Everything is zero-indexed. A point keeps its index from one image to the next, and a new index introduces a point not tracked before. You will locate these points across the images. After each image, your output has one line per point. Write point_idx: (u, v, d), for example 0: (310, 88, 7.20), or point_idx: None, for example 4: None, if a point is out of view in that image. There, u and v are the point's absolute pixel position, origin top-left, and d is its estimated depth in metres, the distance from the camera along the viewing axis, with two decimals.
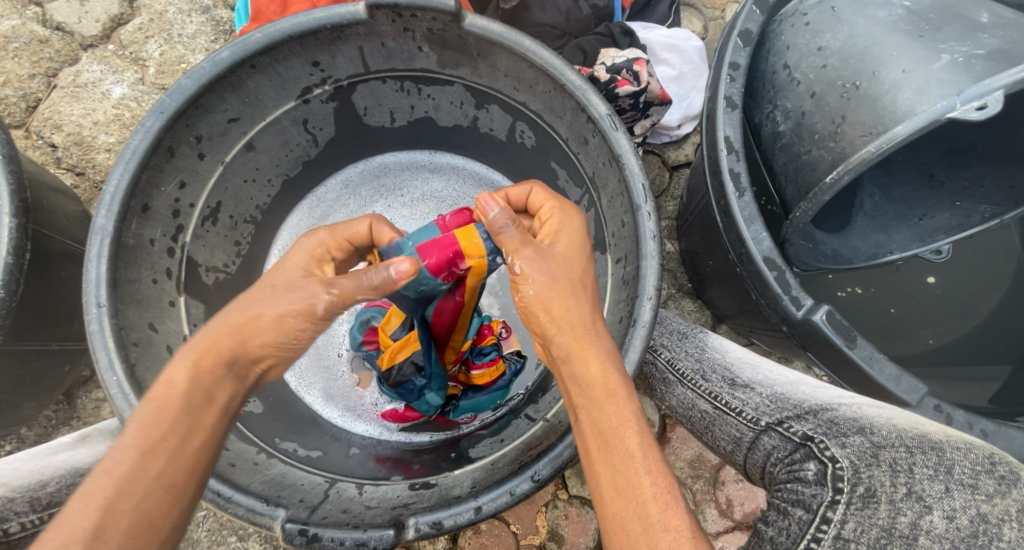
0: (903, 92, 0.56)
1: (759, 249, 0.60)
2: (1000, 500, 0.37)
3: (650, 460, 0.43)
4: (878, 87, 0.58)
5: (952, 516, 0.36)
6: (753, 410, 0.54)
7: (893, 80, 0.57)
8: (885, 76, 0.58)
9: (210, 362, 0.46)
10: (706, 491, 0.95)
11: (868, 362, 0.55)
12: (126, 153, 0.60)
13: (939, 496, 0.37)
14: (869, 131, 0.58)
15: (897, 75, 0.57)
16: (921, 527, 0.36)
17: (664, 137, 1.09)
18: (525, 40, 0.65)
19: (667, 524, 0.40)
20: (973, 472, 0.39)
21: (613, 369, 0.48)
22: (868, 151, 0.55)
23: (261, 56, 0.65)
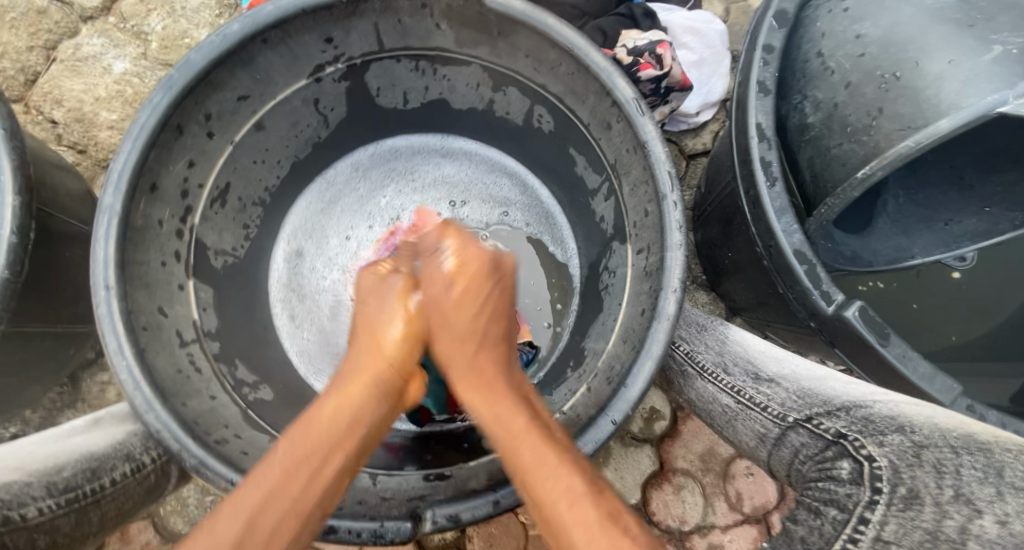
0: (951, 82, 0.54)
1: (789, 242, 0.58)
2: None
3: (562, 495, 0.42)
4: (919, 79, 0.55)
5: (1004, 521, 0.34)
6: (779, 406, 0.53)
7: (938, 71, 0.55)
8: (928, 68, 0.55)
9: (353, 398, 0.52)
10: (716, 484, 0.95)
11: (901, 361, 0.53)
12: (134, 130, 0.57)
13: (989, 500, 0.35)
14: (906, 125, 0.55)
15: (943, 66, 0.55)
16: (970, 530, 0.33)
17: (682, 124, 1.06)
18: (549, 19, 0.63)
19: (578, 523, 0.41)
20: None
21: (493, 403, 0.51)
22: (906, 145, 0.54)
23: (273, 31, 0.62)
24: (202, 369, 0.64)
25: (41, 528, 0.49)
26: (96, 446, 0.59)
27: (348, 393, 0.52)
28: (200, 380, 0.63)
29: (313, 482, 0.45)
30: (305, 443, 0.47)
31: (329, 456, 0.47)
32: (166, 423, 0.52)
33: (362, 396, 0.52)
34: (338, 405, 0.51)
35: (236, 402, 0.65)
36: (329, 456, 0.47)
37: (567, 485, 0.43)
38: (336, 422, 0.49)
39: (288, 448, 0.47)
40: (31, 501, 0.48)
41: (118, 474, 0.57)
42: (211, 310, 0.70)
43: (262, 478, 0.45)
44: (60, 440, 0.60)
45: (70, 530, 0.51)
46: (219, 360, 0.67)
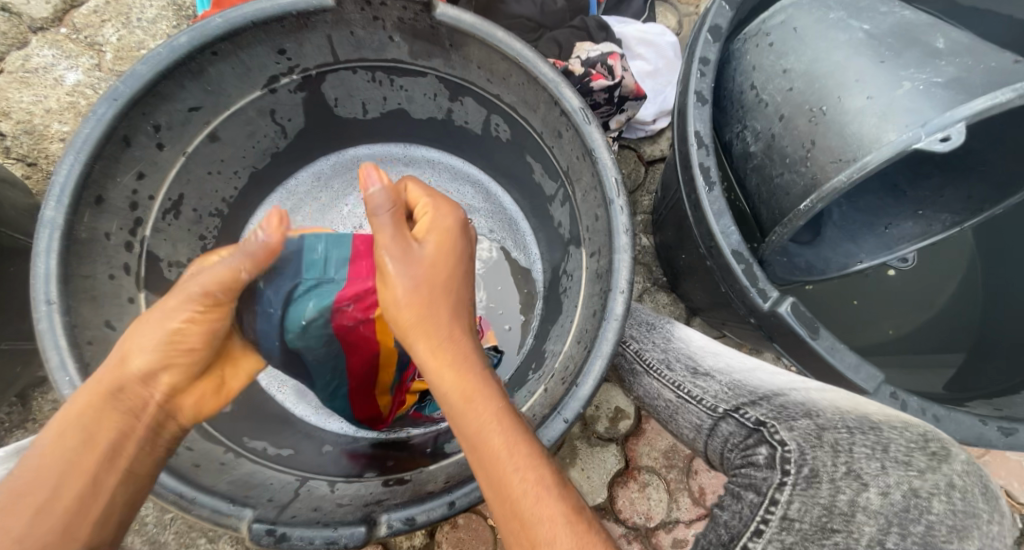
0: (868, 118, 0.56)
1: (728, 243, 0.61)
2: (930, 475, 0.37)
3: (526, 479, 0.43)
4: (843, 113, 0.58)
5: (887, 492, 0.36)
6: (712, 398, 0.55)
7: (858, 106, 0.57)
8: (849, 103, 0.58)
9: (92, 417, 0.46)
10: (680, 480, 0.97)
11: (830, 353, 0.56)
12: (76, 142, 0.57)
13: (875, 474, 0.37)
14: (839, 157, 0.57)
15: (863, 102, 0.57)
16: (860, 503, 0.36)
17: (640, 132, 1.10)
18: (498, 31, 0.64)
19: (544, 515, 0.41)
20: (906, 451, 0.39)
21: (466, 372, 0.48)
22: (839, 179, 0.56)
23: (222, 43, 0.63)
24: None
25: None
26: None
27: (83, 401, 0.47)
28: None
29: (44, 511, 0.42)
30: (23, 479, 0.42)
31: (63, 480, 0.43)
32: None
33: (92, 406, 0.46)
34: (62, 424, 0.45)
35: None
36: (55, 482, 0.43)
37: (535, 476, 0.43)
38: (61, 449, 0.44)
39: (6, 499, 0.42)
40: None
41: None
42: None
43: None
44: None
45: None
46: None
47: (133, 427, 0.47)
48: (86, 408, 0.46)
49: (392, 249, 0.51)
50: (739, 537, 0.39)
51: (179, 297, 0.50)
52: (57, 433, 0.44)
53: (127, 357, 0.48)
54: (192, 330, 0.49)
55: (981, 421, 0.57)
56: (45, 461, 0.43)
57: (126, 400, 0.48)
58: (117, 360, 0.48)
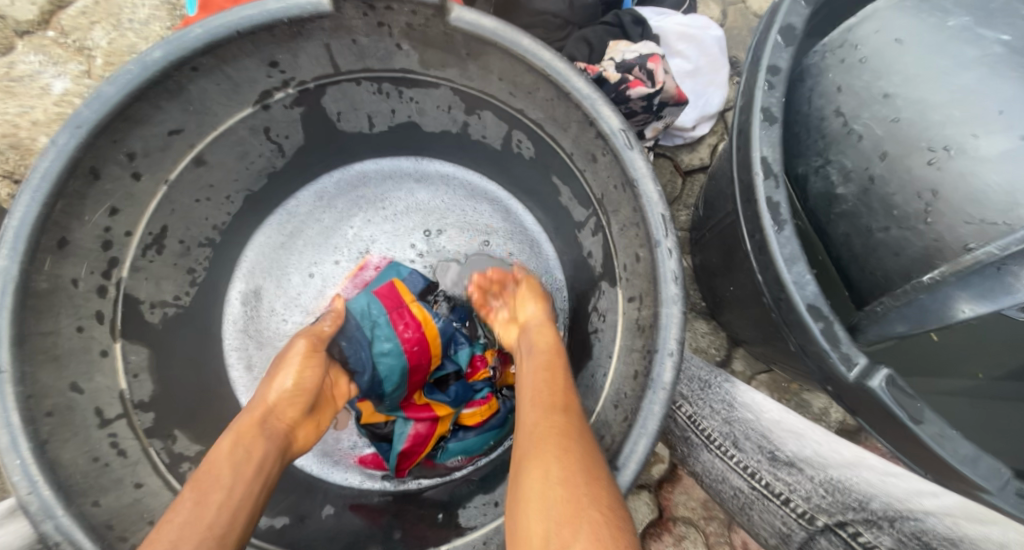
0: (1017, 165, 0.44)
1: (802, 296, 0.50)
2: None
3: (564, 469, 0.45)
4: (978, 160, 0.46)
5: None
6: (804, 501, 0.45)
7: (1009, 149, 0.45)
8: (987, 145, 0.46)
9: (250, 435, 0.50)
10: (720, 533, 0.87)
11: (938, 443, 0.45)
12: (33, 180, 0.48)
13: None
14: (974, 218, 0.46)
15: (1013, 142, 0.45)
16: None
17: (678, 139, 0.98)
18: (523, 38, 0.54)
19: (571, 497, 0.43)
20: None
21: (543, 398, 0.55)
22: (987, 251, 0.45)
23: (203, 57, 0.54)
24: (128, 451, 0.55)
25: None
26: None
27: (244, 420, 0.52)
28: (129, 461, 0.54)
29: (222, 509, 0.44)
30: (209, 473, 0.46)
31: (234, 485, 0.46)
32: (69, 534, 0.44)
33: (258, 429, 0.52)
34: (233, 440, 0.50)
35: (173, 486, 0.57)
36: (232, 476, 0.46)
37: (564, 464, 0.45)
38: (234, 456, 0.48)
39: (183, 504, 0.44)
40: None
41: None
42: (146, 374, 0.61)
43: (166, 532, 0.42)
44: None
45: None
46: (152, 435, 0.59)
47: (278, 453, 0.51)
48: (248, 429, 0.51)
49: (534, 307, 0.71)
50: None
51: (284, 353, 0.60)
52: (234, 442, 0.49)
53: (275, 393, 0.55)
54: (306, 378, 0.57)
55: None
56: (218, 467, 0.47)
57: (270, 429, 0.52)
58: (259, 404, 0.55)
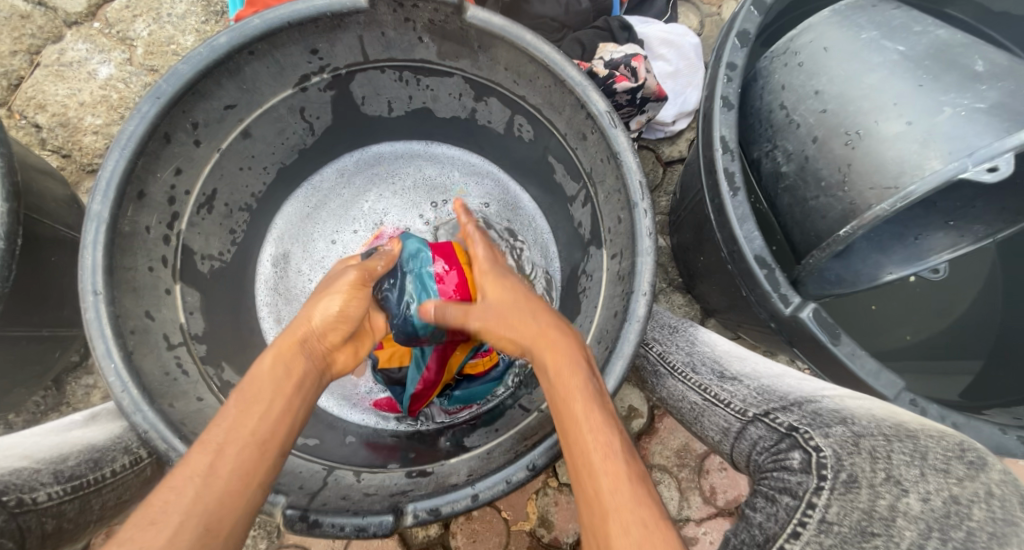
0: (908, 144, 0.56)
1: (751, 248, 0.61)
2: (969, 484, 0.40)
3: (600, 444, 0.44)
4: (880, 139, 0.58)
5: (926, 499, 0.38)
6: (741, 401, 0.57)
7: (897, 132, 0.57)
8: (887, 128, 0.58)
9: (291, 353, 0.55)
10: (691, 479, 0.98)
11: (851, 358, 0.58)
12: (122, 138, 0.59)
13: (915, 480, 0.40)
14: (877, 184, 0.58)
15: (901, 127, 0.57)
16: (899, 508, 0.38)
17: (659, 133, 1.10)
18: (526, 34, 0.66)
19: (608, 470, 0.43)
20: (944, 458, 0.42)
21: (563, 376, 0.50)
22: (881, 208, 0.56)
23: (259, 43, 0.65)
24: (189, 372, 0.65)
25: (49, 511, 0.51)
26: (97, 438, 0.61)
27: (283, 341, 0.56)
28: (188, 381, 0.64)
29: (264, 422, 0.48)
30: (251, 388, 0.50)
31: (275, 400, 0.50)
32: (154, 424, 0.54)
33: (297, 350, 0.55)
34: (274, 357, 0.54)
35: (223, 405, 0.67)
36: (273, 393, 0.50)
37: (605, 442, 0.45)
38: (275, 373, 0.52)
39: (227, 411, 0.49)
40: (40, 486, 0.50)
41: (118, 465, 0.60)
42: (198, 314, 0.72)
43: (212, 435, 0.46)
44: (60, 432, 0.62)
45: (75, 515, 0.54)
46: (205, 363, 0.69)
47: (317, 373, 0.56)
48: (288, 349, 0.55)
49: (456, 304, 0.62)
50: (776, 537, 0.41)
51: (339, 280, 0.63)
52: (273, 359, 0.53)
53: (313, 317, 0.59)
54: (350, 308, 0.61)
55: (999, 430, 0.58)
56: (260, 382, 0.51)
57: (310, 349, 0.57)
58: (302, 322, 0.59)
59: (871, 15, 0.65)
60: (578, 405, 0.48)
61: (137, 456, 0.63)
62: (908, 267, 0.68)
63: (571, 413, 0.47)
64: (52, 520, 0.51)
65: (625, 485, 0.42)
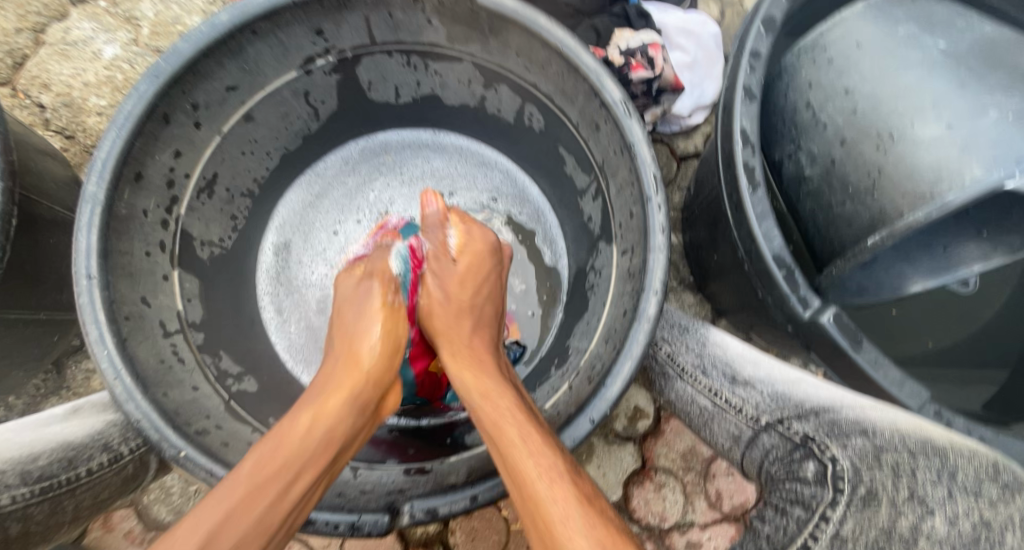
0: (946, 149, 0.53)
1: (770, 247, 0.58)
2: (1002, 508, 0.37)
3: (528, 441, 0.45)
4: (914, 142, 0.55)
5: (954, 521, 0.37)
6: (753, 407, 0.54)
7: (935, 135, 0.54)
8: (922, 131, 0.55)
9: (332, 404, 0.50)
10: (697, 483, 0.95)
11: (873, 367, 0.55)
12: (119, 119, 0.57)
13: (940, 501, 0.38)
14: (910, 192, 0.54)
15: (940, 130, 0.54)
16: (922, 529, 0.38)
17: (675, 126, 1.06)
18: (540, 18, 0.63)
19: (557, 494, 0.41)
20: (976, 479, 0.39)
21: (484, 376, 0.54)
22: (916, 217, 0.53)
23: (262, 22, 0.62)
24: (185, 359, 0.65)
25: (13, 515, 0.50)
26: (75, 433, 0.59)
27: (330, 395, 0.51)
28: (183, 369, 0.64)
29: (286, 493, 0.43)
30: (279, 453, 0.45)
31: (306, 466, 0.45)
32: (146, 413, 0.53)
33: (344, 404, 0.50)
34: (317, 413, 0.49)
35: (219, 393, 0.66)
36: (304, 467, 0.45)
37: (542, 456, 0.44)
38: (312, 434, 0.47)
39: (248, 472, 0.43)
40: (4, 489, 0.49)
41: (95, 464, 0.57)
42: (196, 300, 0.70)
43: (225, 494, 0.42)
44: (38, 428, 0.60)
45: (44, 517, 0.53)
46: (203, 351, 0.68)
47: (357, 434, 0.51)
48: (337, 397, 0.51)
49: (433, 270, 0.65)
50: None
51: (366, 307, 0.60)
52: (313, 416, 0.48)
53: (357, 368, 0.54)
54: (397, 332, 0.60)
55: None
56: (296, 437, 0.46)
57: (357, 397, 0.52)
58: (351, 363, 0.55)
59: (907, 9, 0.62)
60: (505, 403, 0.50)
61: (116, 453, 0.60)
62: (936, 278, 0.66)
63: (507, 437, 0.46)
64: (16, 523, 0.51)
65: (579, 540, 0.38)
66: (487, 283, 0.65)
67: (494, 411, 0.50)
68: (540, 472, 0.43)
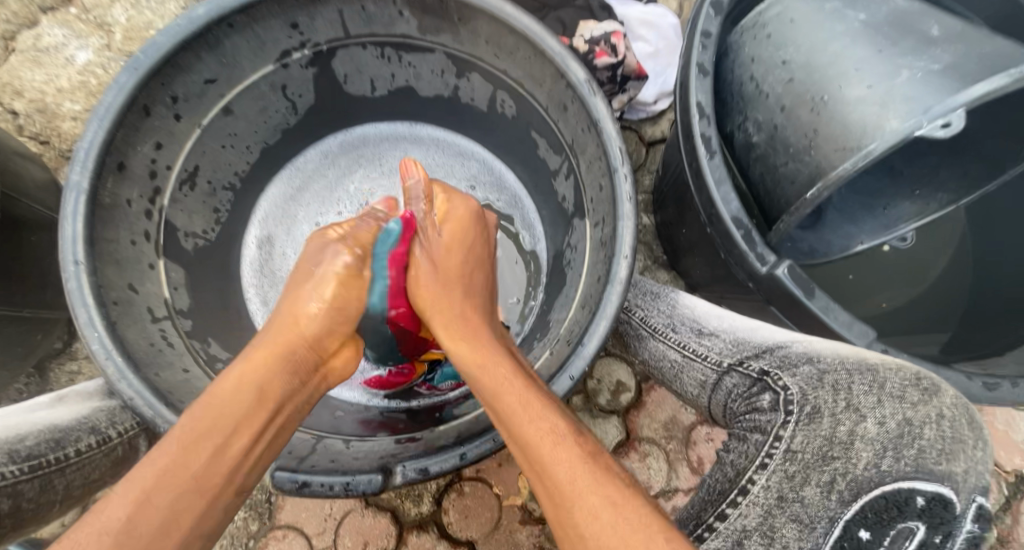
0: (869, 106, 0.58)
1: (728, 209, 0.63)
2: (922, 407, 0.42)
3: (530, 409, 0.47)
4: (843, 103, 0.60)
5: (882, 422, 0.42)
6: (716, 353, 0.59)
7: (859, 96, 0.59)
8: (849, 93, 0.60)
9: (263, 363, 0.52)
10: (679, 450, 0.99)
11: (825, 313, 0.60)
12: (100, 110, 0.59)
13: (872, 406, 0.43)
14: (842, 146, 0.59)
15: (862, 91, 0.59)
16: (857, 433, 0.43)
17: (641, 113, 1.10)
18: (505, 5, 0.67)
19: (558, 459, 0.44)
20: (901, 386, 0.44)
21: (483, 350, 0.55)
22: (845, 168, 0.57)
23: (237, 15, 0.65)
24: (175, 344, 0.67)
25: (7, 490, 0.49)
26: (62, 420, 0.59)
27: (256, 360, 0.52)
28: (174, 353, 0.65)
29: (218, 456, 0.45)
30: (205, 418, 0.46)
31: (235, 428, 0.47)
32: (139, 392, 0.55)
33: (270, 364, 0.52)
34: (242, 375, 0.50)
35: (209, 376, 0.68)
36: (234, 434, 0.47)
37: (549, 425, 0.47)
38: (234, 405, 0.48)
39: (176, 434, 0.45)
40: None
41: (84, 444, 0.57)
42: (182, 289, 0.72)
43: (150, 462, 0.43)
44: (26, 414, 0.60)
45: (34, 496, 0.52)
46: (191, 337, 0.70)
47: (291, 392, 0.52)
48: (262, 364, 0.52)
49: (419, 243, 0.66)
50: (744, 472, 0.46)
51: (326, 272, 0.61)
52: (237, 383, 0.49)
53: (299, 319, 0.57)
54: (349, 302, 0.61)
55: (966, 378, 0.60)
56: (222, 404, 0.48)
57: (294, 358, 0.54)
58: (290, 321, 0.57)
59: None
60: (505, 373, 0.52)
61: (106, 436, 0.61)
62: (876, 238, 0.74)
63: (508, 403, 0.49)
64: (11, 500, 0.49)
65: (578, 464, 0.44)
66: (471, 244, 0.67)
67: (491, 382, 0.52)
68: (531, 412, 0.47)
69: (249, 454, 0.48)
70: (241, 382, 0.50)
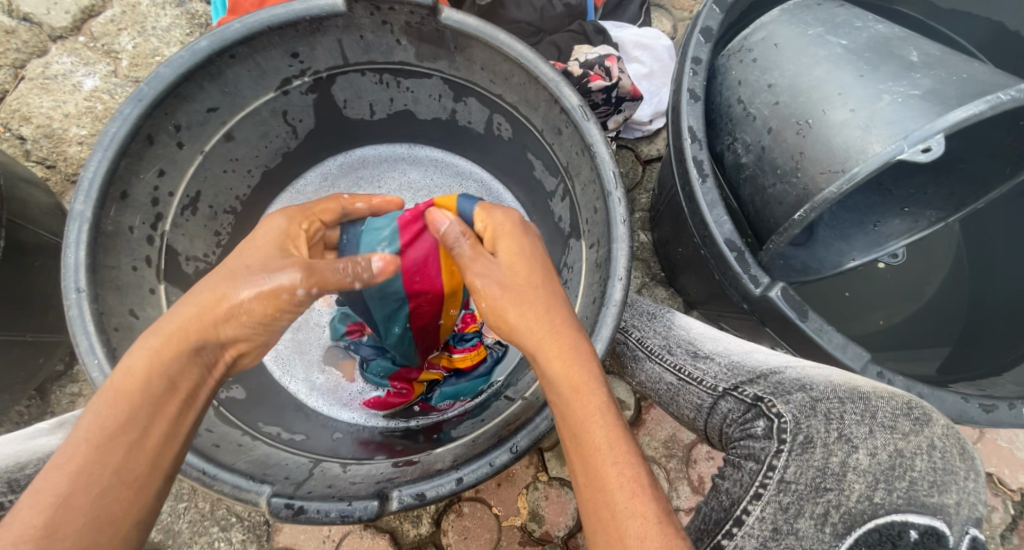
0: (854, 129, 0.59)
1: (721, 232, 0.63)
2: (913, 437, 0.41)
3: (614, 450, 0.43)
4: (828, 126, 0.61)
5: (874, 453, 0.41)
6: (712, 378, 0.59)
7: (843, 119, 0.60)
8: (834, 116, 0.61)
9: (172, 351, 0.46)
10: (679, 469, 0.98)
11: (819, 335, 0.60)
12: (104, 140, 0.61)
13: (864, 437, 0.42)
14: (828, 168, 0.60)
15: (846, 115, 0.60)
16: (849, 463, 0.41)
17: (637, 132, 1.13)
18: (499, 34, 0.68)
19: (636, 512, 0.40)
20: (892, 416, 0.43)
21: (572, 361, 0.48)
22: (830, 191, 0.58)
23: (239, 47, 0.67)
24: None
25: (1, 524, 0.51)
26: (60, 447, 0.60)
27: (159, 345, 0.46)
28: None
29: (132, 454, 0.41)
30: (111, 415, 0.41)
31: (149, 422, 0.43)
32: None
33: (179, 353, 0.46)
34: (150, 362, 0.45)
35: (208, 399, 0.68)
36: (146, 429, 0.42)
37: (631, 472, 0.42)
38: (141, 397, 0.43)
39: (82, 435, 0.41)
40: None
41: None
42: None
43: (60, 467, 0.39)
44: (26, 441, 0.62)
45: None
46: None
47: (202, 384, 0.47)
48: (171, 350, 0.46)
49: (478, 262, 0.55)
50: (738, 502, 0.45)
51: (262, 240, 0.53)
52: (146, 372, 0.44)
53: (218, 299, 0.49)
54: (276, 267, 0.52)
55: (963, 399, 0.60)
56: (128, 397, 0.43)
57: (204, 348, 0.48)
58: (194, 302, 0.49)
59: (817, 13, 0.69)
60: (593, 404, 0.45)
61: None
62: (869, 253, 0.73)
63: (593, 438, 0.44)
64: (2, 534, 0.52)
65: (651, 524, 0.39)
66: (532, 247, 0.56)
67: (580, 409, 0.45)
68: (617, 454, 0.43)
69: (163, 442, 0.43)
70: (151, 373, 0.44)
